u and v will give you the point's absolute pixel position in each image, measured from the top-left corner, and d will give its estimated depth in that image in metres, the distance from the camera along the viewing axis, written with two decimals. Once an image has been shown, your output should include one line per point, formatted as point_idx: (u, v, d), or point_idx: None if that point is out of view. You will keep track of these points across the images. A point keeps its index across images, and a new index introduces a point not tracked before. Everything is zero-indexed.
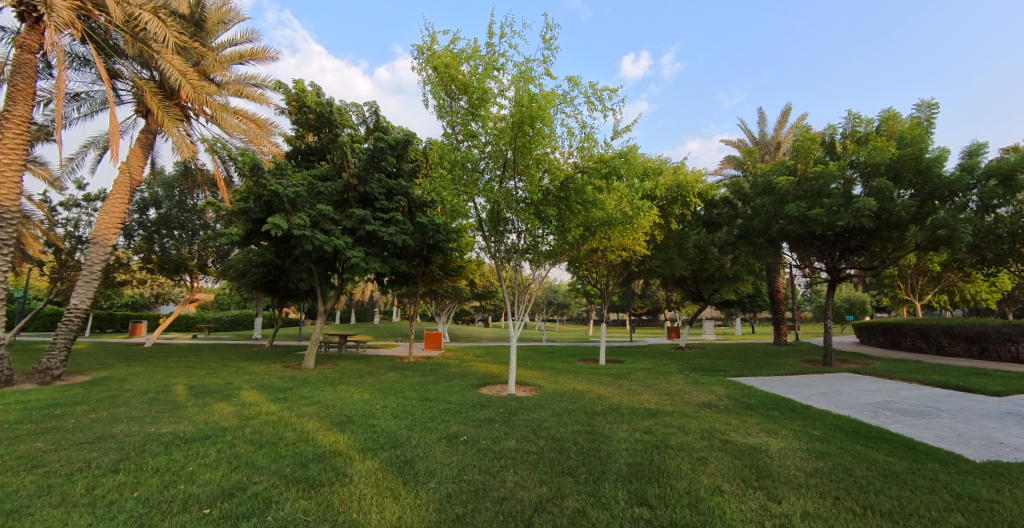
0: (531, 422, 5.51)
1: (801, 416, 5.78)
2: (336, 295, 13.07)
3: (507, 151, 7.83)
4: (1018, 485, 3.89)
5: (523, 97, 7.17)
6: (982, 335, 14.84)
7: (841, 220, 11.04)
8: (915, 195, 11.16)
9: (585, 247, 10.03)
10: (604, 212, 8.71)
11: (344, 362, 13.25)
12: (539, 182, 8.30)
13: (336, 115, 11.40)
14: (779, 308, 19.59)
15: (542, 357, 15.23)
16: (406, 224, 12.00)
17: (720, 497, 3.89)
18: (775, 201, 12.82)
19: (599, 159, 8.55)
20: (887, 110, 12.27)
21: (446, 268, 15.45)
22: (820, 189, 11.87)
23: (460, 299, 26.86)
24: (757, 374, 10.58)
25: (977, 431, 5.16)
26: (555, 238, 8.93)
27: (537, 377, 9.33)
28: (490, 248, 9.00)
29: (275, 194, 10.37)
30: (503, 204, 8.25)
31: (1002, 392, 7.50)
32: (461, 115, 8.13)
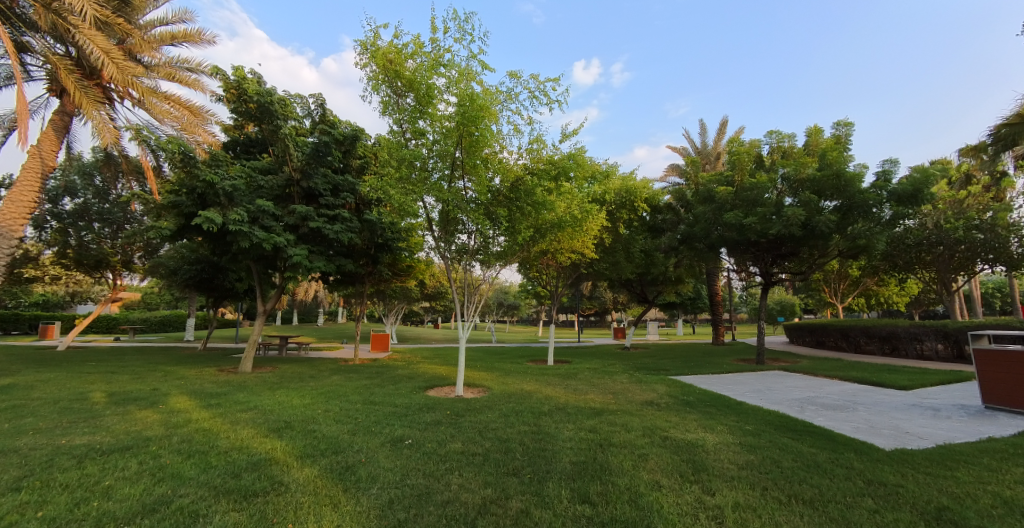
0: (478, 424, 5.40)
1: (735, 413, 6.06)
2: (277, 296, 12.48)
3: (455, 150, 7.66)
4: (919, 471, 4.30)
5: (466, 95, 7.04)
6: (894, 336, 16.16)
7: (773, 229, 11.78)
8: (839, 206, 11.91)
9: (535, 249, 10.10)
10: (554, 214, 8.82)
11: (285, 366, 12.62)
12: (489, 183, 8.21)
13: (277, 105, 10.87)
14: (718, 310, 20.64)
15: (492, 358, 15.20)
16: (352, 222, 11.58)
17: (659, 492, 4.06)
18: (714, 209, 13.40)
19: (548, 161, 8.58)
20: (811, 128, 13.19)
21: (394, 268, 15.14)
22: (755, 199, 12.58)
23: (409, 300, 26.38)
24: (696, 372, 11.08)
25: (888, 422, 5.61)
26: (505, 239, 8.89)
27: (486, 379, 9.29)
28: (440, 250, 8.80)
29: (209, 185, 9.96)
30: (452, 205, 8.06)
31: (908, 386, 8.24)
32: (408, 113, 7.90)
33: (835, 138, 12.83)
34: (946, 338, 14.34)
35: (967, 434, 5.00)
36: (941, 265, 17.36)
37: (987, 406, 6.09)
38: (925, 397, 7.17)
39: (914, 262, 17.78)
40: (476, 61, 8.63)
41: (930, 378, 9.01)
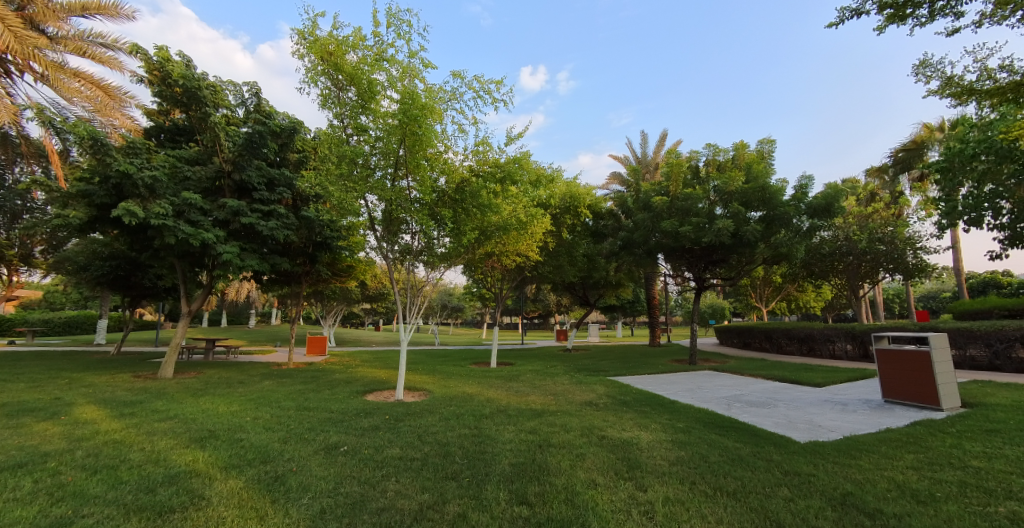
0: (417, 428, 5.30)
1: (669, 411, 6.34)
2: (204, 296, 11.70)
3: (398, 148, 7.45)
4: (828, 461, 4.69)
5: (409, 92, 6.84)
6: (811, 337, 17.47)
7: (706, 237, 12.46)
8: (763, 217, 12.81)
9: (480, 251, 10.09)
10: (499, 216, 8.84)
11: (212, 371, 11.81)
12: (433, 183, 8.06)
13: (206, 92, 10.27)
14: (655, 313, 21.61)
15: (434, 361, 15.06)
16: (289, 219, 11.09)
17: (594, 490, 4.18)
18: (651, 218, 13.87)
19: (494, 164, 8.53)
20: (738, 143, 14.08)
21: (334, 268, 14.70)
22: (689, 209, 13.14)
23: (349, 301, 25.67)
24: (634, 373, 11.55)
25: (804, 417, 6.08)
26: (450, 240, 8.73)
27: (427, 382, 9.15)
28: (383, 250, 8.49)
29: (125, 176, 9.18)
30: (396, 205, 7.84)
31: (822, 383, 9.01)
32: (350, 107, 7.62)
33: (759, 153, 13.75)
34: (854, 339, 15.54)
35: (869, 426, 5.52)
36: (851, 273, 19.17)
37: (888, 400, 6.77)
38: (836, 393, 7.86)
39: (828, 270, 19.51)
40: (421, 58, 8.46)
41: (840, 375, 9.91)
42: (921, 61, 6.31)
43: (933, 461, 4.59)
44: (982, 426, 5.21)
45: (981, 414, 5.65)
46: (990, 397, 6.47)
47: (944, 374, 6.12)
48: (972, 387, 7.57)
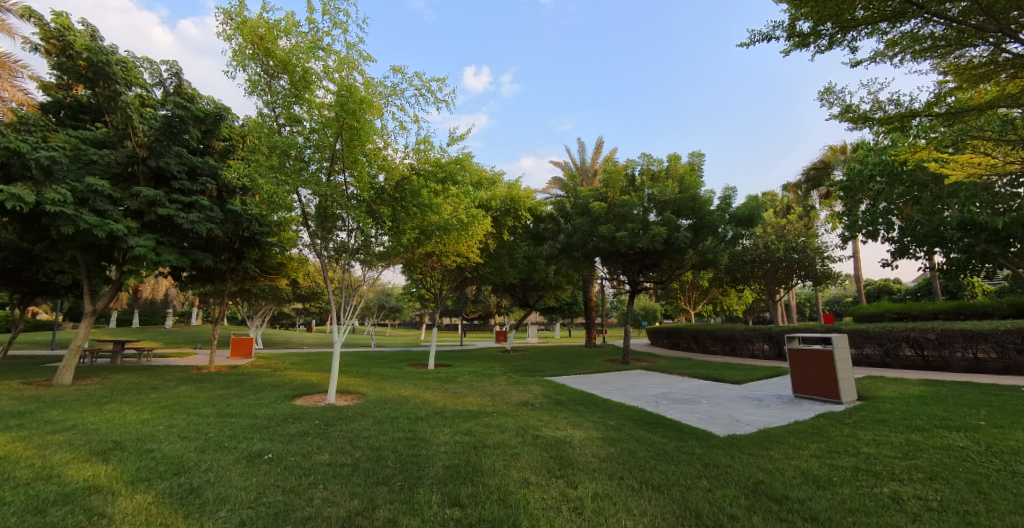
0: (349, 433, 5.15)
1: (601, 410, 6.59)
2: (113, 293, 10.71)
3: (335, 141, 7.15)
4: (744, 452, 5.06)
5: (347, 85, 6.63)
6: (733, 338, 18.65)
7: (640, 242, 12.93)
8: (692, 225, 13.60)
9: (419, 251, 9.93)
10: (440, 217, 8.78)
11: (121, 376, 10.77)
12: (371, 179, 7.80)
13: (117, 67, 9.41)
14: (592, 314, 22.36)
15: (369, 364, 14.66)
16: (214, 212, 10.43)
17: (526, 489, 4.27)
18: (590, 222, 14.23)
19: (435, 163, 8.50)
20: (671, 155, 14.79)
21: (263, 265, 14.12)
22: (625, 215, 13.60)
23: (279, 300, 24.44)
24: (570, 373, 11.90)
25: (724, 413, 6.52)
26: (389, 239, 8.54)
27: (361, 385, 8.92)
28: (315, 247, 8.05)
29: (15, 155, 8.14)
30: (331, 201, 7.46)
31: (741, 380, 9.74)
32: (282, 96, 7.22)
33: (690, 164, 14.56)
34: (772, 339, 16.81)
35: (780, 419, 6.03)
36: (770, 278, 20.84)
37: (797, 395, 7.40)
38: (752, 390, 8.52)
39: (749, 276, 21.00)
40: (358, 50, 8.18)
41: (758, 373, 10.75)
42: (828, 88, 6.70)
43: (832, 449, 5.08)
44: (873, 416, 5.86)
45: (872, 405, 6.35)
46: (881, 391, 7.26)
47: (843, 371, 6.80)
48: (865, 381, 8.52)
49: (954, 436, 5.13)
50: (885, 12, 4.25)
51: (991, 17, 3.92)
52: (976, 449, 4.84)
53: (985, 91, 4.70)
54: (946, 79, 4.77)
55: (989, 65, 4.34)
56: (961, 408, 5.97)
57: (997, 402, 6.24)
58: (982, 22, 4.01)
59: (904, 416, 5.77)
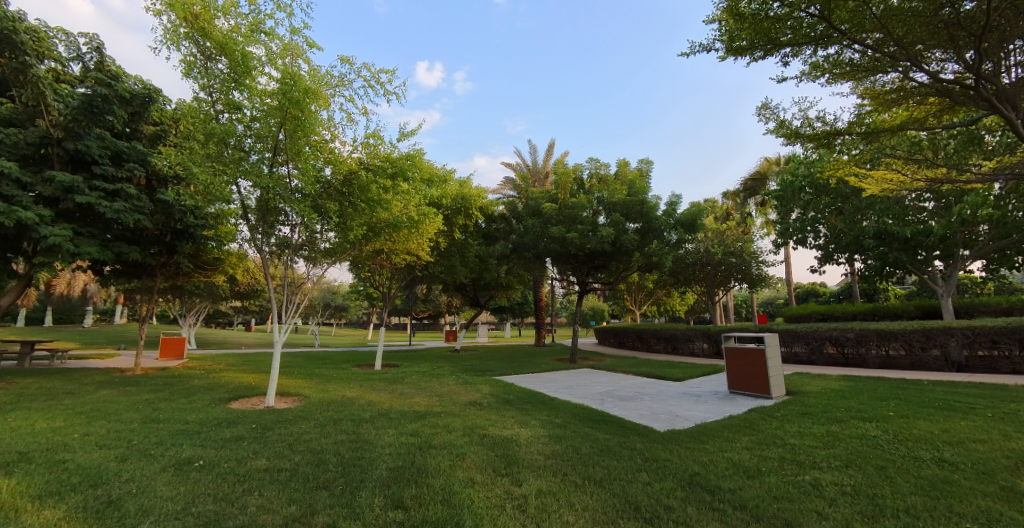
0: (288, 437, 4.99)
1: (548, 408, 6.71)
2: (21, 288, 9.79)
3: (277, 131, 6.86)
4: (681, 446, 5.32)
5: (291, 75, 6.42)
6: (676, 338, 19.48)
7: (589, 244, 13.15)
8: (640, 228, 13.92)
9: (367, 249, 9.72)
10: (390, 214, 8.80)
11: (30, 381, 9.79)
12: (317, 172, 7.53)
13: (27, 37, 8.63)
14: (541, 314, 22.69)
15: (313, 364, 14.17)
16: (142, 202, 9.88)
17: (471, 488, 4.29)
18: (541, 223, 14.32)
19: (385, 158, 8.26)
20: (620, 161, 15.10)
21: (197, 260, 13.31)
22: (575, 217, 13.90)
23: (216, 298, 23.10)
24: (518, 372, 12.05)
25: (665, 409, 6.81)
26: (336, 236, 8.30)
27: (303, 387, 8.64)
28: (255, 243, 7.64)
29: None
30: (273, 194, 7.08)
31: (681, 377, 10.24)
32: (219, 80, 6.79)
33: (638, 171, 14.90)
34: (711, 338, 17.66)
35: (715, 414, 6.37)
36: (710, 280, 21.96)
37: (732, 391, 7.83)
38: (691, 386, 8.98)
39: (691, 278, 22.00)
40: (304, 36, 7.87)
41: (698, 370, 11.34)
42: (764, 102, 6.94)
43: (762, 441, 5.43)
44: (798, 409, 6.32)
45: (798, 400, 6.85)
46: (807, 386, 7.84)
47: (773, 367, 7.30)
48: (793, 377, 9.17)
49: (867, 426, 5.63)
50: (812, 37, 4.58)
51: (902, 48, 4.32)
52: (885, 438, 5.33)
53: (896, 114, 5.15)
54: (865, 101, 5.19)
55: (899, 92, 4.79)
56: (873, 401, 6.56)
57: (902, 394, 6.92)
58: (894, 52, 4.41)
59: (825, 409, 6.27)
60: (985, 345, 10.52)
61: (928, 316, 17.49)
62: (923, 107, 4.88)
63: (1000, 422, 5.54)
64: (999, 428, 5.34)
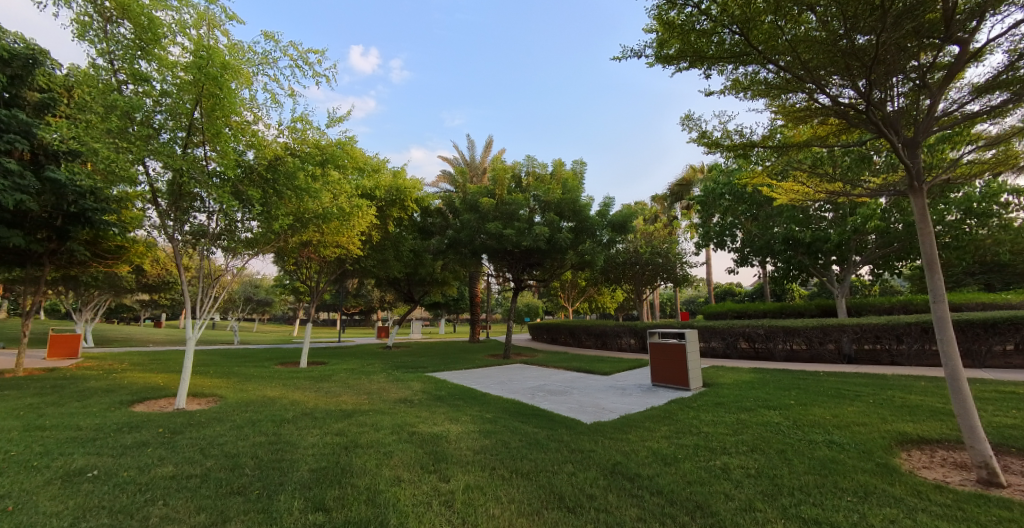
0: (200, 441, 4.72)
1: (479, 404, 6.80)
2: None
3: (192, 109, 6.47)
4: (606, 437, 5.60)
5: (205, 48, 6.06)
6: (606, 333, 20.35)
7: (525, 241, 13.39)
8: (574, 227, 14.40)
9: (293, 240, 9.33)
10: (319, 204, 8.49)
11: None
12: (237, 155, 7.16)
13: None
14: (476, 310, 22.89)
15: (231, 363, 13.31)
16: (24, 181, 8.80)
17: (397, 486, 4.25)
18: (478, 219, 14.23)
19: (314, 145, 8.20)
20: (556, 161, 15.33)
21: (96, 247, 12.04)
22: (512, 213, 14.05)
23: (119, 290, 20.94)
24: (451, 368, 12.11)
25: (592, 402, 7.13)
26: (259, 225, 7.90)
27: (219, 386, 8.18)
28: (164, 230, 7.09)
29: None
30: (186, 177, 6.65)
31: (609, 371, 10.78)
32: (121, 47, 6.35)
33: (573, 171, 15.18)
34: (637, 334, 18.75)
35: (637, 405, 6.76)
36: (638, 279, 23.09)
37: (654, 384, 8.35)
38: (618, 380, 9.46)
39: (620, 276, 23.05)
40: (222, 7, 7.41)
41: (624, 365, 11.98)
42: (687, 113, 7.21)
43: (679, 430, 5.82)
44: (713, 400, 6.85)
45: (712, 391, 7.43)
46: (722, 378, 8.51)
47: (691, 360, 7.89)
48: (709, 370, 9.92)
49: (771, 414, 6.20)
50: (732, 52, 4.89)
51: (808, 71, 4.70)
52: (786, 424, 5.90)
53: (803, 131, 5.61)
54: (777, 117, 5.58)
55: (806, 110, 5.15)
56: (777, 391, 7.25)
57: (801, 384, 7.71)
58: (801, 74, 4.80)
59: (736, 399, 6.84)
60: (870, 340, 11.93)
61: (826, 314, 19.37)
62: (824, 126, 5.36)
63: (879, 407, 6.33)
64: (878, 413, 6.08)
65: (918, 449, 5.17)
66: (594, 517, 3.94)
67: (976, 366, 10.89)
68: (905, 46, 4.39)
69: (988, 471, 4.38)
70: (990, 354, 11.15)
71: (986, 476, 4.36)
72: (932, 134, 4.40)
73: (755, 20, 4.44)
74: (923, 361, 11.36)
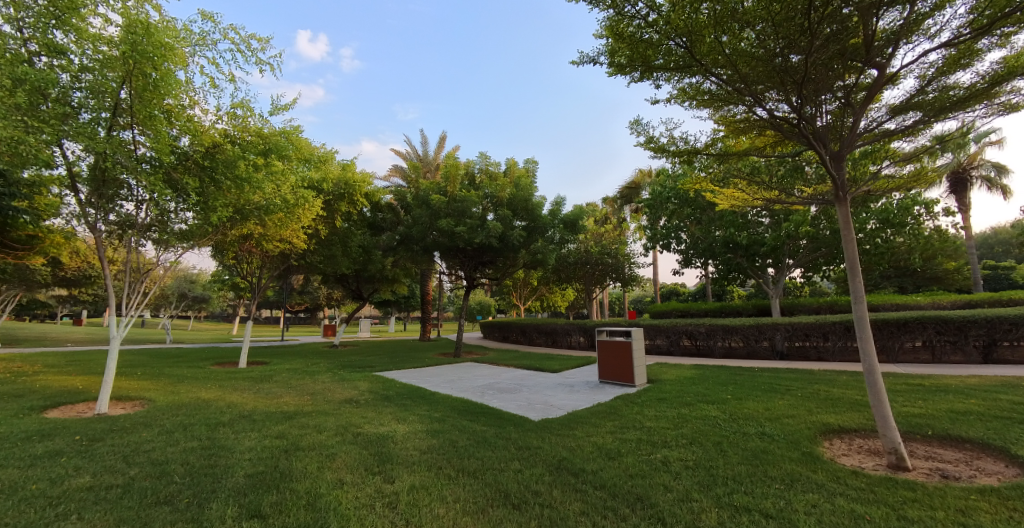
0: (122, 449, 4.43)
1: (428, 403, 6.78)
2: None
3: (118, 88, 6.02)
4: (552, 433, 5.74)
5: (134, 23, 5.70)
6: (556, 331, 20.79)
7: (477, 238, 13.40)
8: (526, 226, 14.47)
9: (233, 233, 8.94)
10: (261, 197, 8.18)
11: None
12: (170, 140, 6.75)
13: None
14: (427, 308, 22.76)
15: (161, 364, 12.48)
16: None
17: (340, 490, 4.15)
18: (429, 215, 14.08)
19: (256, 133, 7.91)
20: (508, 159, 15.32)
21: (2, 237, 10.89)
22: (464, 211, 13.83)
23: (30, 283, 19.00)
24: (399, 367, 11.98)
25: (540, 399, 7.28)
26: (195, 217, 7.53)
27: (146, 389, 7.68)
28: (86, 218, 6.60)
29: None
30: (111, 161, 6.17)
31: (558, 369, 11.05)
32: (34, 15, 5.81)
33: (526, 170, 15.24)
34: (586, 331, 19.25)
35: (584, 402, 6.97)
36: (588, 279, 23.70)
37: (601, 381, 8.63)
38: (566, 377, 9.71)
39: (571, 275, 23.54)
40: None
41: (573, 362, 12.30)
42: (636, 120, 7.37)
43: (623, 425, 6.04)
44: (656, 395, 7.18)
45: (656, 387, 7.77)
46: (664, 375, 8.92)
47: (637, 358, 8.20)
48: (653, 367, 10.37)
49: (708, 408, 6.57)
50: (678, 63, 5.01)
51: (747, 84, 4.93)
52: (722, 417, 6.26)
53: (743, 142, 5.88)
54: (720, 128, 5.81)
55: (745, 122, 5.43)
56: (716, 386, 7.67)
57: (737, 379, 8.20)
58: (741, 88, 5.02)
59: (677, 394, 7.19)
60: (800, 337, 12.85)
61: (761, 314, 20.52)
62: (762, 137, 5.63)
63: (806, 399, 6.84)
64: (805, 406, 6.57)
65: (839, 438, 5.63)
66: (538, 512, 4.02)
67: (891, 360, 11.93)
68: (831, 66, 4.70)
69: (897, 456, 4.82)
70: (903, 350, 12.25)
71: (895, 461, 4.80)
72: (855, 149, 4.74)
73: (698, 33, 4.59)
74: (845, 356, 12.36)
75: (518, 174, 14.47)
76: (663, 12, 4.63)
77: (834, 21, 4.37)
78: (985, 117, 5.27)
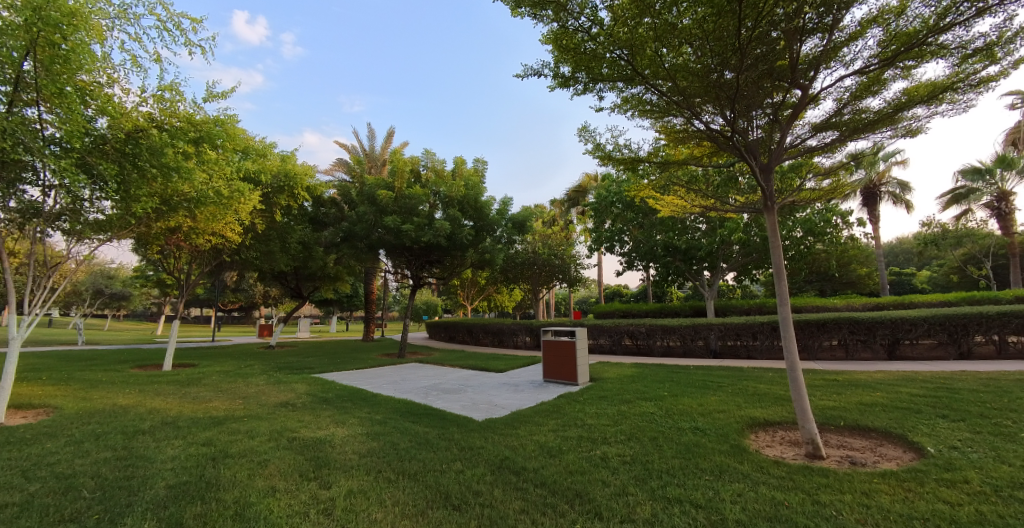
0: (20, 463, 4.04)
1: (369, 405, 6.65)
2: None
3: (21, 60, 5.44)
4: (495, 433, 5.80)
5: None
6: (503, 331, 20.96)
7: (424, 237, 13.25)
8: (474, 225, 14.44)
9: (156, 226, 8.38)
10: (190, 187, 7.76)
11: None
12: (85, 121, 6.18)
13: None
14: (371, 308, 22.21)
15: (70, 367, 11.42)
16: None
17: (271, 497, 4.00)
18: (375, 212, 13.81)
19: (186, 119, 7.43)
20: (457, 158, 15.23)
21: None
22: (411, 209, 13.70)
23: None
24: (339, 369, 11.64)
25: (483, 400, 7.34)
26: (114, 205, 7.03)
27: (51, 395, 7.03)
28: None
29: None
30: (13, 141, 5.57)
31: (503, 369, 11.17)
32: None
33: (475, 169, 15.21)
34: (531, 332, 19.50)
35: (527, 401, 7.09)
36: (535, 279, 24.01)
37: (546, 380, 8.80)
38: (511, 377, 9.82)
39: (519, 275, 23.71)
40: None
41: (519, 362, 12.46)
42: (584, 126, 7.48)
43: (565, 423, 6.21)
44: (598, 393, 7.43)
45: (597, 385, 8.04)
46: (606, 373, 9.25)
47: (580, 357, 8.44)
48: (596, 365, 10.71)
49: (646, 405, 6.88)
50: (621, 74, 5.14)
51: (685, 97, 5.15)
52: (658, 413, 6.57)
53: (682, 151, 6.16)
54: (660, 137, 6.05)
55: (684, 133, 5.67)
56: (654, 384, 8.04)
57: (674, 377, 8.63)
58: (679, 100, 5.24)
59: (618, 392, 7.47)
60: (732, 337, 13.62)
61: (698, 315, 21.69)
62: (700, 147, 5.91)
63: (735, 395, 7.31)
64: (734, 401, 7.02)
65: (763, 430, 6.06)
66: (478, 512, 4.05)
67: (811, 357, 12.96)
68: (760, 84, 5.00)
69: (813, 446, 5.23)
70: (822, 347, 13.36)
71: (812, 451, 5.21)
72: (780, 163, 5.08)
73: (638, 46, 4.73)
74: (771, 354, 13.35)
75: (467, 173, 14.47)
76: (604, 25, 4.75)
77: (763, 42, 4.65)
78: (889, 139, 5.84)
